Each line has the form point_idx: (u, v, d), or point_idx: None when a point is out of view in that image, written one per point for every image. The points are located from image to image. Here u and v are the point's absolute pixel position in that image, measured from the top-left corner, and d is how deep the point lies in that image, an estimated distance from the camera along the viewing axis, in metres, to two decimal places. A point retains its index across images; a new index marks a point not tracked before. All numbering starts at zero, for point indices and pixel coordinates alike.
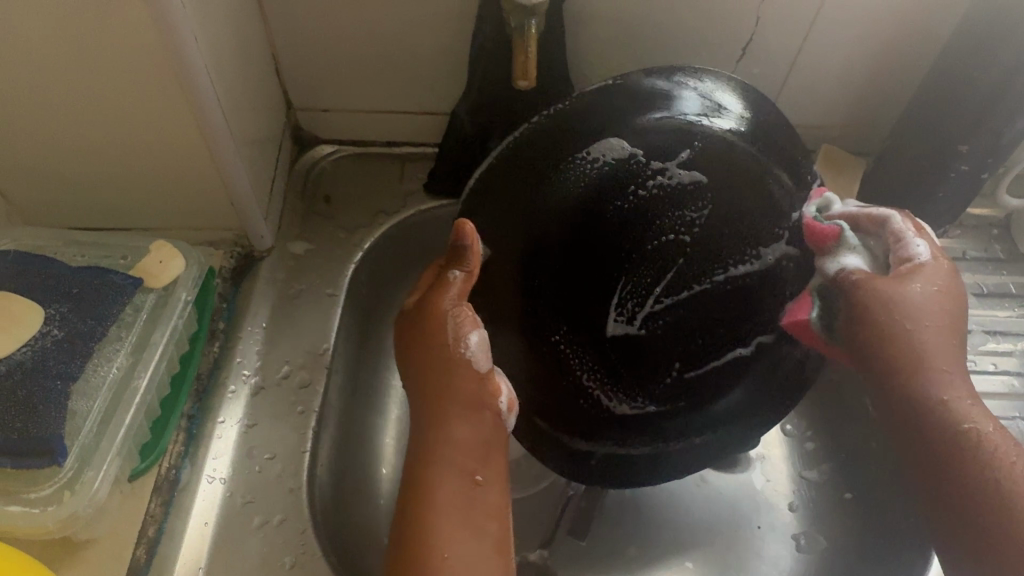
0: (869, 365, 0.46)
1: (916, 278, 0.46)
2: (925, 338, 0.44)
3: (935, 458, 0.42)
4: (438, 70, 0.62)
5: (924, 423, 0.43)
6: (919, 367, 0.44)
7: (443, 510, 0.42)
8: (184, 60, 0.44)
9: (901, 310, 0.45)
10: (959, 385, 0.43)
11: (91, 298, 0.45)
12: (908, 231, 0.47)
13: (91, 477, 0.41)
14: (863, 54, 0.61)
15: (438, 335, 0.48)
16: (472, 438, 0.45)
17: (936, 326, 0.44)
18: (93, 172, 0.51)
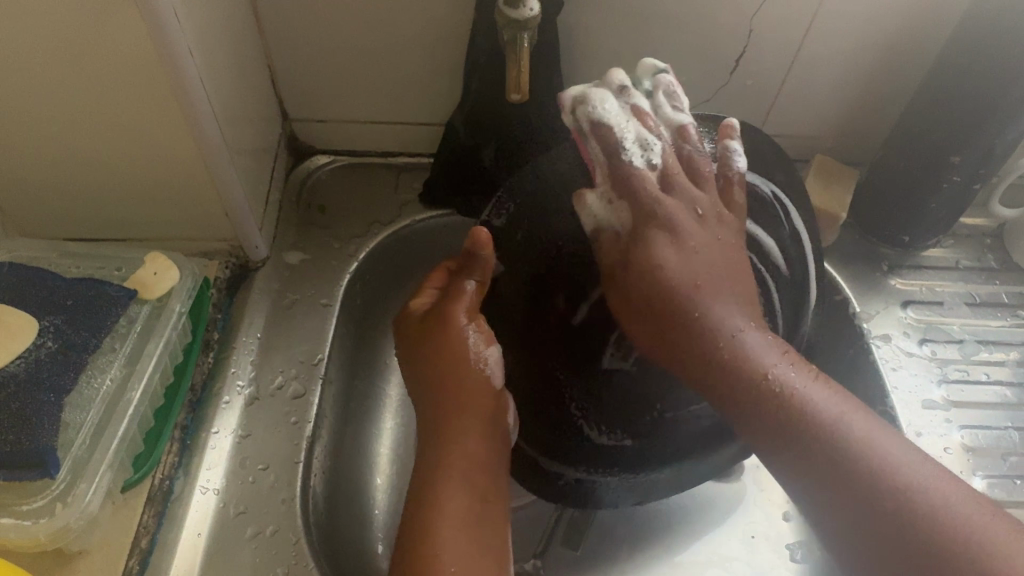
0: (704, 369, 0.42)
1: (683, 229, 0.44)
2: (747, 336, 0.41)
3: (826, 480, 0.36)
4: (432, 81, 0.63)
5: (797, 443, 0.38)
6: (735, 349, 0.41)
7: (456, 523, 0.42)
8: (179, 72, 0.44)
9: (673, 268, 0.43)
10: (826, 397, 0.39)
11: (86, 309, 0.45)
12: (655, 166, 0.46)
13: (83, 489, 0.41)
14: (856, 66, 0.61)
15: (450, 343, 0.47)
16: (481, 455, 0.45)
17: (712, 275, 0.43)
18: (88, 183, 0.52)
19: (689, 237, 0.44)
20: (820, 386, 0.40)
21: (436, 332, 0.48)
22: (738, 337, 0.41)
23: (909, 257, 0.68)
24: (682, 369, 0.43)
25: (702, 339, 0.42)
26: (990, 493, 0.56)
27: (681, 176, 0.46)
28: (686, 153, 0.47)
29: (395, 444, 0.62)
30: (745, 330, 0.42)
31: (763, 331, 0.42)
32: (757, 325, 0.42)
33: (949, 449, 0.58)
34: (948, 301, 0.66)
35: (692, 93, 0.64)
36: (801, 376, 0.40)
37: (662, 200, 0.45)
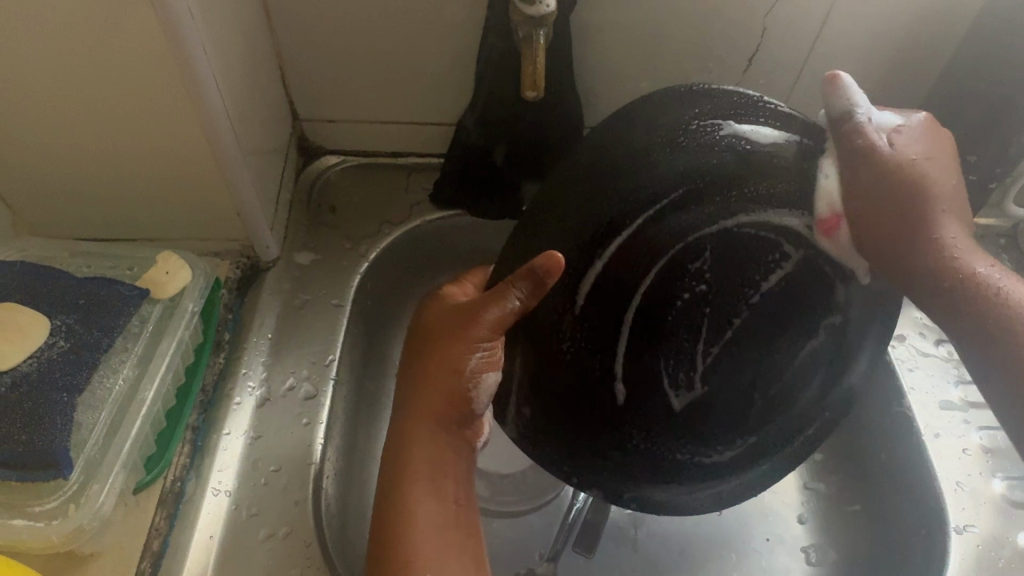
0: (895, 263, 0.42)
1: (918, 169, 0.41)
2: (949, 226, 0.42)
3: (975, 318, 0.41)
4: (443, 80, 0.62)
5: (945, 289, 0.42)
6: (946, 247, 0.42)
7: (424, 530, 0.42)
8: (193, 70, 0.44)
9: (899, 171, 0.40)
10: (964, 241, 0.43)
11: (98, 308, 0.45)
12: (864, 113, 0.40)
13: (96, 490, 0.40)
14: (871, 64, 0.61)
15: (454, 351, 0.43)
16: (444, 456, 0.44)
17: (944, 189, 0.42)
18: (99, 183, 0.51)
19: (887, 163, 0.40)
20: (970, 248, 0.43)
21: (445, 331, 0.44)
22: (954, 237, 0.42)
23: None
24: (888, 273, 0.43)
25: (925, 252, 0.42)
26: (1010, 495, 0.55)
27: (847, 133, 0.40)
28: (881, 155, 0.40)
29: None
30: (948, 232, 0.42)
31: (958, 211, 0.43)
32: (972, 246, 0.43)
33: (968, 451, 0.56)
34: None
35: None
36: (958, 237, 0.42)
37: (868, 132, 0.40)
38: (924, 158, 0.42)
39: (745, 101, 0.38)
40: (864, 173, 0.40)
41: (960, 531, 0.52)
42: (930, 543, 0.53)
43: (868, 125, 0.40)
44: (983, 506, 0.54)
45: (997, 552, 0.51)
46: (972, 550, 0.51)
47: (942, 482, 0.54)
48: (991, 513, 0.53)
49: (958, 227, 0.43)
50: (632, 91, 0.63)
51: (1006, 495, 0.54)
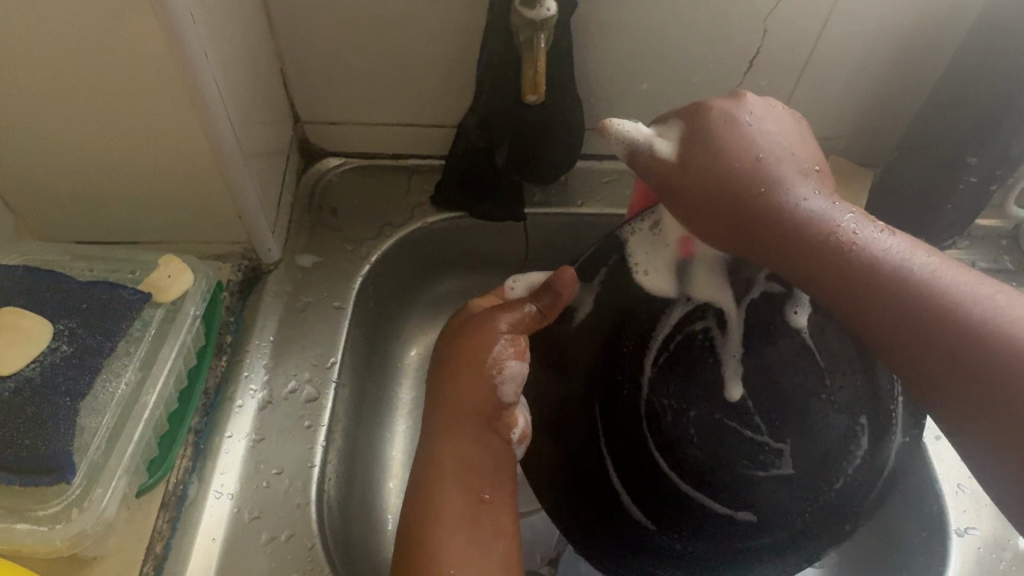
0: (771, 245, 0.42)
1: (808, 190, 0.42)
2: (817, 208, 0.41)
3: (901, 329, 0.37)
4: (444, 83, 0.62)
5: (884, 299, 0.38)
6: (834, 233, 0.40)
7: (444, 529, 0.42)
8: (195, 74, 0.44)
9: (739, 148, 0.42)
10: (936, 264, 0.38)
11: (99, 313, 0.45)
12: (750, 116, 0.43)
13: (100, 494, 0.41)
14: (871, 67, 0.61)
15: (482, 360, 0.45)
16: (474, 453, 0.44)
17: (783, 171, 0.42)
18: (102, 187, 0.51)
19: (707, 166, 0.42)
20: (960, 271, 0.38)
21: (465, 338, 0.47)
22: (815, 206, 0.41)
23: None
24: (744, 249, 0.43)
25: (776, 219, 0.41)
26: None
27: (721, 155, 0.42)
28: (752, 170, 0.42)
29: (407, 450, 0.63)
30: (808, 201, 0.41)
31: (827, 194, 0.42)
32: (834, 198, 0.42)
33: None
34: None
35: (705, 95, 0.63)
36: (897, 241, 0.39)
37: (717, 112, 0.43)
38: (767, 139, 0.43)
39: (736, 104, 0.44)
40: (702, 171, 0.42)
41: (961, 533, 0.53)
42: (932, 545, 0.53)
43: (751, 123, 0.43)
44: (984, 509, 0.54)
45: (997, 554, 0.52)
46: (974, 552, 0.52)
47: (943, 484, 0.55)
48: (991, 515, 0.54)
49: (893, 236, 0.40)
50: (632, 93, 0.63)
51: None
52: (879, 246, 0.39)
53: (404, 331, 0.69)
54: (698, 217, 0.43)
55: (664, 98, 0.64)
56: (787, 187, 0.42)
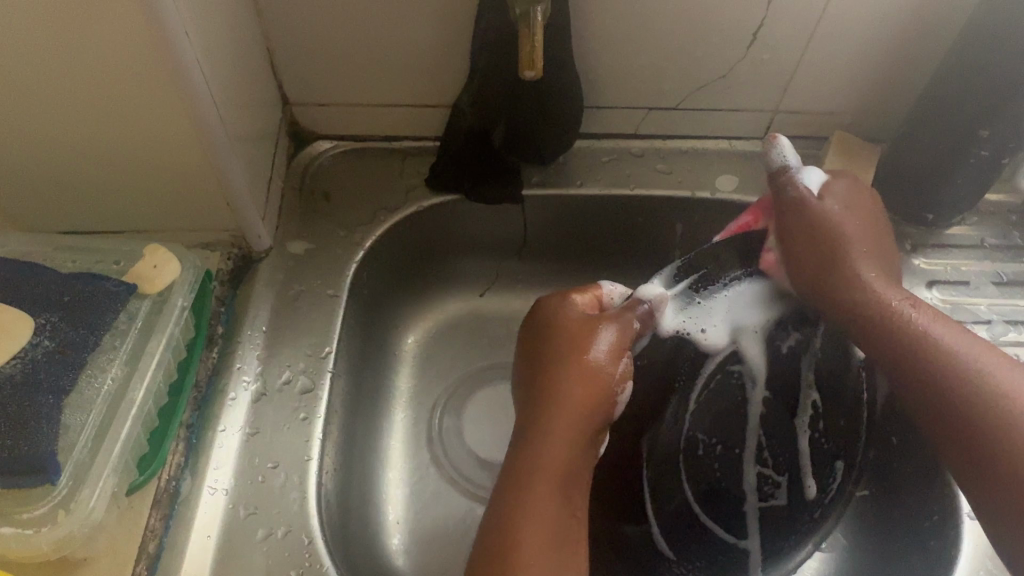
0: (853, 322, 0.52)
1: (867, 269, 0.53)
2: (878, 284, 0.52)
3: (925, 403, 0.47)
4: (437, 61, 0.60)
5: (939, 379, 0.46)
6: (897, 316, 0.50)
7: (542, 534, 0.41)
8: (174, 54, 0.42)
9: (818, 217, 0.55)
10: (970, 349, 0.46)
11: (83, 306, 0.43)
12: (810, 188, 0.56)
13: (87, 495, 0.39)
14: (878, 38, 0.59)
15: (602, 370, 0.47)
16: (576, 461, 0.44)
17: (858, 239, 0.55)
18: (83, 175, 0.49)
19: (825, 241, 0.54)
20: (940, 323, 0.48)
21: (578, 341, 0.47)
22: (893, 298, 0.51)
23: (932, 235, 0.66)
24: (817, 284, 0.54)
25: (858, 301, 0.52)
26: None
27: (806, 226, 0.54)
28: (819, 240, 0.54)
29: (406, 439, 0.63)
30: (864, 276, 0.53)
31: (884, 280, 0.53)
32: (884, 278, 0.53)
33: None
34: (973, 280, 0.64)
35: (707, 70, 0.61)
36: (946, 329, 0.48)
37: (790, 189, 0.56)
38: (836, 196, 0.56)
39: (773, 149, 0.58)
40: (807, 247, 0.54)
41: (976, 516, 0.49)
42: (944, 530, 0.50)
43: (822, 201, 0.55)
44: None
45: None
46: None
47: None
48: None
49: (934, 317, 0.49)
50: (631, 69, 0.61)
51: None
52: (934, 332, 0.48)
53: (401, 320, 0.68)
54: (800, 271, 0.55)
55: (664, 73, 0.62)
56: (854, 269, 0.53)
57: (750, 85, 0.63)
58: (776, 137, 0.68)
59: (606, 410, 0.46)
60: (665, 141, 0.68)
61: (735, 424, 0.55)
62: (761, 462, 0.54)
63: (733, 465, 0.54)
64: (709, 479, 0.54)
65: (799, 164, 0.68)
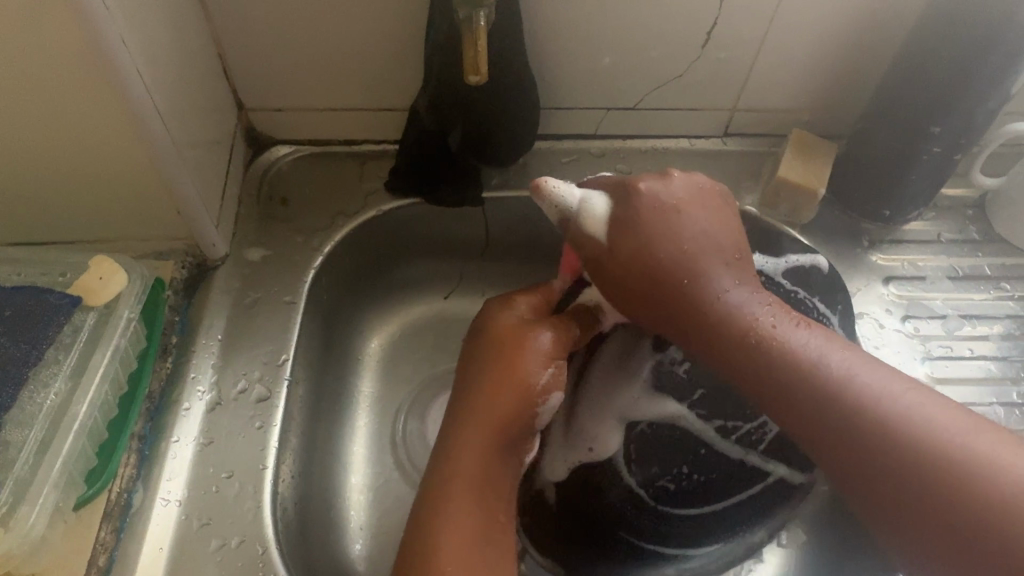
0: (681, 331, 0.48)
1: (727, 280, 0.47)
2: (736, 299, 0.46)
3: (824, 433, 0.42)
4: (392, 64, 0.60)
5: (803, 420, 0.42)
6: (752, 331, 0.45)
7: (456, 536, 0.41)
8: (112, 61, 0.42)
9: (680, 234, 0.47)
10: (847, 360, 0.42)
11: (25, 320, 0.43)
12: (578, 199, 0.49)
13: (27, 512, 0.38)
14: (830, 36, 0.59)
15: (525, 373, 0.47)
16: (495, 465, 0.45)
17: (699, 247, 0.47)
18: (30, 187, 0.49)
19: (678, 236, 0.47)
20: (842, 348, 0.44)
21: (506, 345, 0.48)
22: (756, 314, 0.46)
23: (889, 231, 0.66)
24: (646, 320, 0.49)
25: (696, 302, 0.47)
26: None
27: (650, 223, 0.47)
28: (670, 231, 0.47)
29: (369, 443, 0.63)
30: (730, 290, 0.47)
31: (749, 288, 0.47)
32: (744, 284, 0.48)
33: None
34: (929, 276, 0.64)
35: (663, 70, 0.61)
36: (808, 337, 0.44)
37: (640, 196, 0.48)
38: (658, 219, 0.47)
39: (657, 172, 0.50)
40: (688, 239, 0.47)
41: None
42: None
43: (590, 207, 0.48)
44: None
45: None
46: None
47: None
48: None
49: (813, 332, 0.45)
50: (587, 70, 0.61)
51: None
52: (799, 346, 0.44)
53: (363, 324, 0.67)
54: (616, 283, 0.49)
55: (620, 74, 0.62)
56: (700, 281, 0.47)
57: (705, 84, 0.63)
58: (735, 135, 0.68)
59: (531, 413, 0.47)
60: (624, 140, 0.68)
61: (694, 402, 0.55)
62: (728, 435, 0.54)
63: (695, 458, 0.55)
64: (677, 464, 0.55)
65: (758, 162, 0.68)
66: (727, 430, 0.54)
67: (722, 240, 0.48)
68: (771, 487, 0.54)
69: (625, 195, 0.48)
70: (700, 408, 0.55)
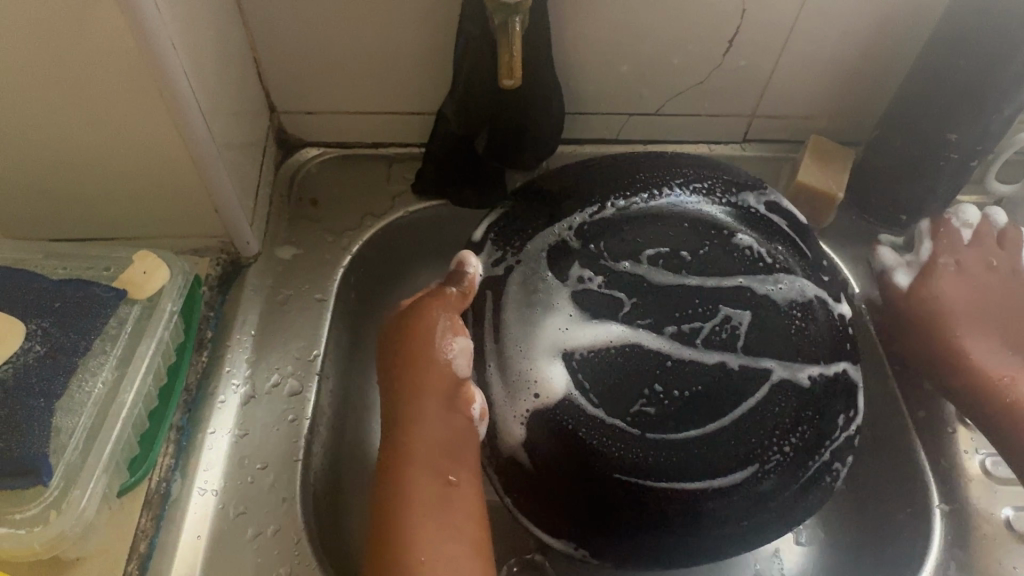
0: (889, 277, 0.59)
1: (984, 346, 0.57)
2: (992, 361, 0.57)
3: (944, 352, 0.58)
4: (421, 70, 0.61)
5: (959, 346, 0.57)
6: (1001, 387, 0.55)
7: (412, 512, 0.42)
8: (162, 66, 0.43)
9: (952, 300, 0.59)
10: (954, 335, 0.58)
11: (73, 311, 0.44)
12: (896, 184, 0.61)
13: (78, 495, 0.40)
14: (849, 45, 0.61)
15: (432, 347, 0.48)
16: (440, 434, 0.45)
17: (967, 318, 0.58)
18: (73, 185, 0.51)
19: (970, 300, 0.59)
20: None
21: (407, 331, 0.49)
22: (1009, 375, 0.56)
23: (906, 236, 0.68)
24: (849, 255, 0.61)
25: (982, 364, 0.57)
26: (992, 470, 0.57)
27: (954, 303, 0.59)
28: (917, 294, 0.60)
29: None
30: (987, 354, 0.57)
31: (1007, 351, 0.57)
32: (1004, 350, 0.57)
33: (955, 430, 0.59)
34: None
35: (685, 77, 0.63)
36: None
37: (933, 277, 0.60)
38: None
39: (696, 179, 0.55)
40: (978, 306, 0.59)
41: (944, 508, 0.55)
42: (915, 522, 0.55)
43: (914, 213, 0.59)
44: (967, 484, 0.56)
45: (981, 527, 0.54)
46: (957, 527, 0.54)
47: (927, 463, 0.57)
48: (974, 489, 0.56)
49: None
50: (611, 76, 0.63)
51: (987, 470, 0.57)
52: None
53: None
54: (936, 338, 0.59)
55: (643, 81, 0.63)
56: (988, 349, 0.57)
57: (725, 91, 0.64)
58: (754, 142, 0.70)
59: (452, 379, 0.48)
60: (645, 145, 0.69)
61: (631, 314, 0.52)
62: (692, 339, 0.51)
63: (666, 407, 0.49)
64: (638, 392, 0.50)
65: (776, 167, 0.70)
66: (686, 335, 0.51)
67: (962, 304, 0.59)
68: (753, 418, 0.48)
69: (931, 264, 0.61)
70: (651, 338, 0.51)
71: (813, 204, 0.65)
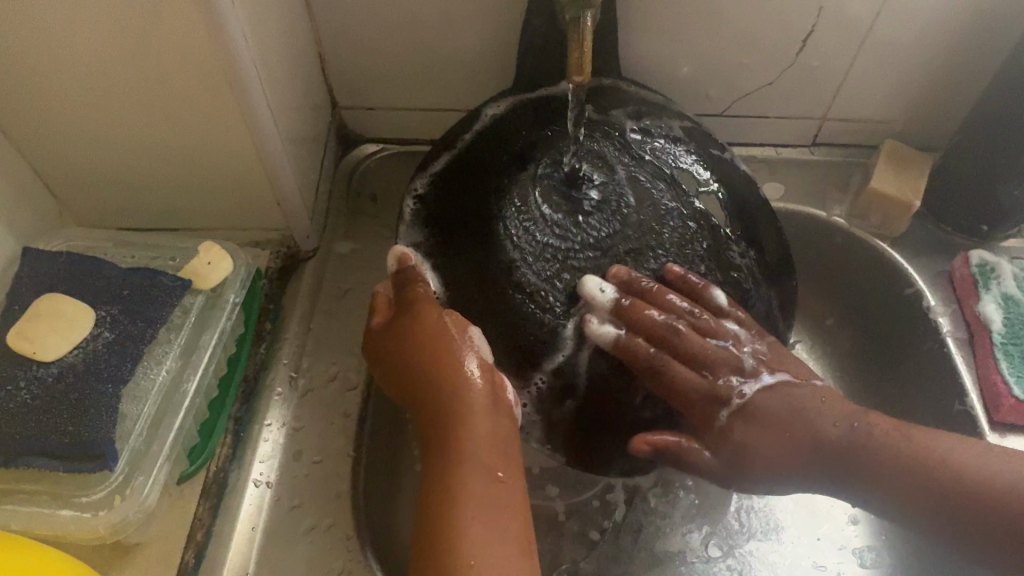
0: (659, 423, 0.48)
1: None
2: None
3: (876, 467, 0.46)
4: (484, 67, 0.61)
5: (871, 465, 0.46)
6: None
7: (471, 512, 0.41)
8: (232, 59, 0.43)
9: None
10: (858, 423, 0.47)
11: (141, 299, 0.44)
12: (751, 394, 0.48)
13: (141, 482, 0.40)
14: (932, 44, 0.58)
15: (451, 342, 0.46)
16: (490, 430, 0.43)
17: None
18: (143, 175, 0.51)
19: None
20: None
21: (416, 334, 0.46)
22: None
23: (988, 246, 0.64)
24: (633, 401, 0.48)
25: None
26: None
27: None
28: None
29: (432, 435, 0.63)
30: None
31: None
32: None
33: None
34: None
35: (755, 76, 0.61)
36: None
37: None
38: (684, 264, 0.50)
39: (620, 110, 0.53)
40: None
41: None
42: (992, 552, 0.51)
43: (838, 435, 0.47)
44: None
45: None
46: None
47: None
48: None
49: None
50: (678, 75, 0.61)
51: None
52: None
53: None
54: None
55: (712, 81, 0.61)
56: None
57: (798, 91, 0.62)
58: (824, 144, 0.67)
59: (479, 366, 0.45)
60: None
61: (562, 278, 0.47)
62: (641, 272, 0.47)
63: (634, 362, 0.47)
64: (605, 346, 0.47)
65: (846, 172, 0.67)
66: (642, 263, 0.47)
67: None
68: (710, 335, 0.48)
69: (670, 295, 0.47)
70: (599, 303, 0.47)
71: (887, 210, 0.62)
